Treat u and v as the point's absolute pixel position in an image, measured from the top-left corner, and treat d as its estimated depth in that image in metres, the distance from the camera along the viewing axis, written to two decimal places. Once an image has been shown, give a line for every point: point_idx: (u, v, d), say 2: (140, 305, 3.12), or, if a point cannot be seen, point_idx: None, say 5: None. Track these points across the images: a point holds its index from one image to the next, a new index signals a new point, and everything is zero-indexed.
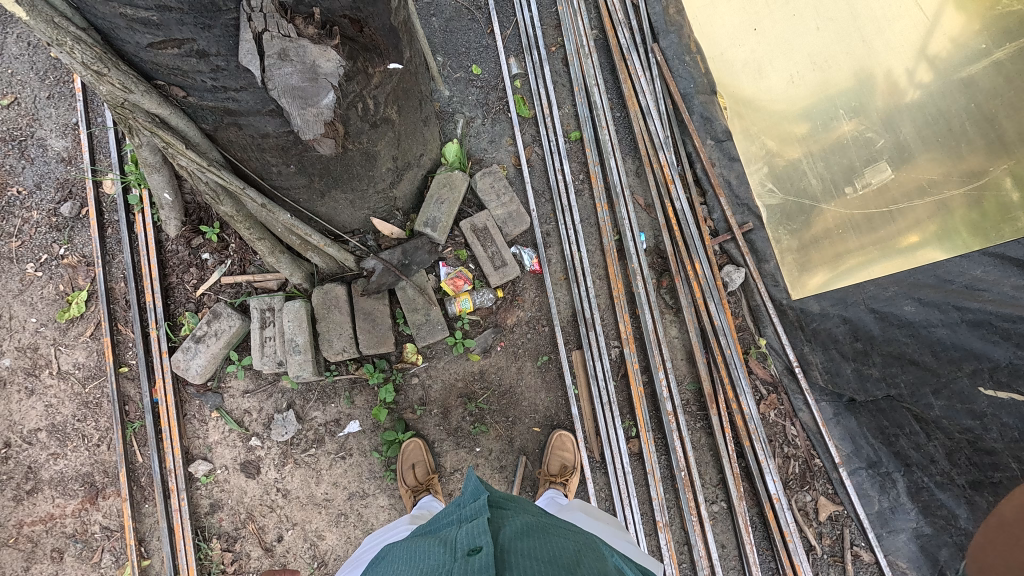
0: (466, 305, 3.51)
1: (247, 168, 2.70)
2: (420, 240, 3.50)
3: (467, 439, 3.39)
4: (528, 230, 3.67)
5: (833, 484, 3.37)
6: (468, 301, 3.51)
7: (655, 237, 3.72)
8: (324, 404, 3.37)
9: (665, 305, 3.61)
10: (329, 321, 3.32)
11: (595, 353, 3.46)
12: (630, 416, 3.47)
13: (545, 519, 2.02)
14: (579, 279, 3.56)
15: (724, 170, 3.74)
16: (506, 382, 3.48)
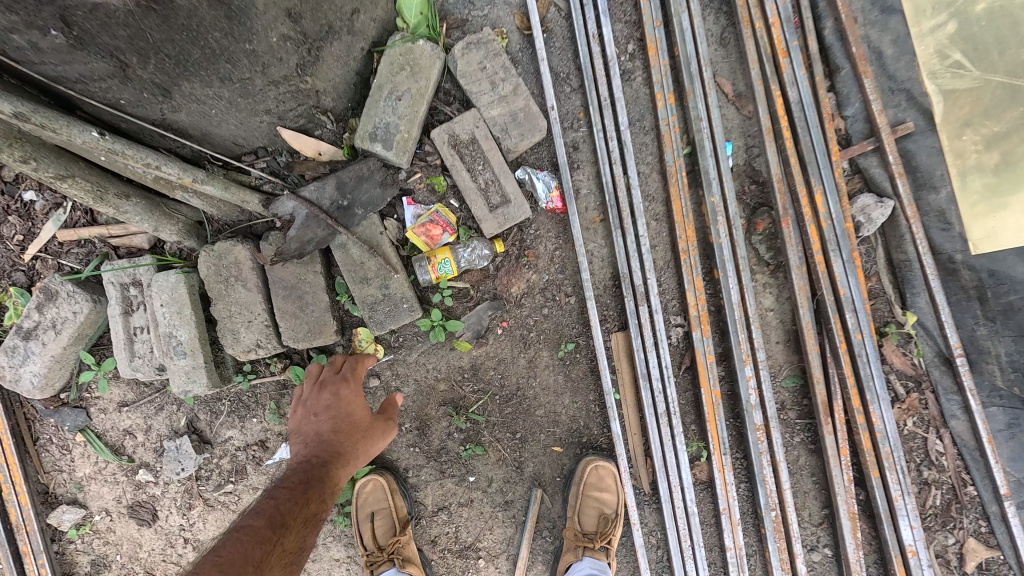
0: (447, 271, 2.20)
1: None
2: (367, 165, 2.12)
3: (455, 466, 2.31)
4: (543, 143, 2.28)
5: (990, 521, 2.30)
6: (449, 265, 2.19)
7: (747, 149, 2.31)
8: (242, 420, 2.28)
9: (758, 260, 2.31)
10: (230, 303, 2.10)
11: (647, 340, 2.23)
12: (695, 429, 2.33)
13: None
14: (625, 224, 2.23)
15: (871, 30, 2.21)
16: (510, 383, 2.32)
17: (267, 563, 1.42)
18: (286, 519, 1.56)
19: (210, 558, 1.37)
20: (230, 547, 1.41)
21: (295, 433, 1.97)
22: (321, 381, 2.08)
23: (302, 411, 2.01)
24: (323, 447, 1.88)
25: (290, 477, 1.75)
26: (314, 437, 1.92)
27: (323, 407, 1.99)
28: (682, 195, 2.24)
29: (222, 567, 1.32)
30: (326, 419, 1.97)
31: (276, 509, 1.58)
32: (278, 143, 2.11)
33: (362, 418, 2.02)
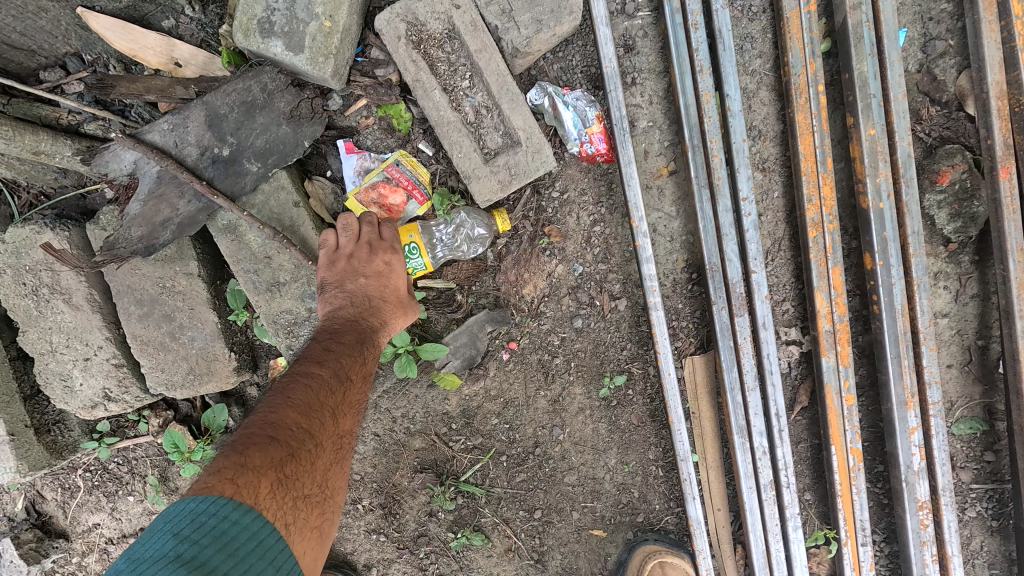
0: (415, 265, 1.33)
1: None
2: (263, 82, 1.19)
3: (442, 561, 1.51)
4: (576, 42, 1.33)
5: None
6: (419, 255, 1.32)
7: (926, 42, 1.34)
8: (108, 502, 1.46)
9: (932, 235, 1.39)
10: (49, 330, 1.25)
11: (747, 372, 1.37)
12: (812, 499, 1.50)
13: None
14: (716, 178, 1.31)
15: None
16: (522, 436, 1.48)
17: (342, 417, 1.02)
18: (351, 374, 1.06)
19: (273, 401, 0.95)
20: (299, 389, 0.97)
21: (332, 283, 1.18)
22: (361, 230, 1.22)
23: (342, 263, 1.19)
24: (372, 311, 1.18)
25: (334, 334, 1.10)
26: (354, 294, 1.17)
27: (368, 266, 1.18)
28: (816, 126, 1.30)
29: (297, 417, 0.93)
30: (373, 283, 1.19)
31: (340, 356, 1.05)
32: (96, 46, 1.18)
33: (402, 297, 1.23)
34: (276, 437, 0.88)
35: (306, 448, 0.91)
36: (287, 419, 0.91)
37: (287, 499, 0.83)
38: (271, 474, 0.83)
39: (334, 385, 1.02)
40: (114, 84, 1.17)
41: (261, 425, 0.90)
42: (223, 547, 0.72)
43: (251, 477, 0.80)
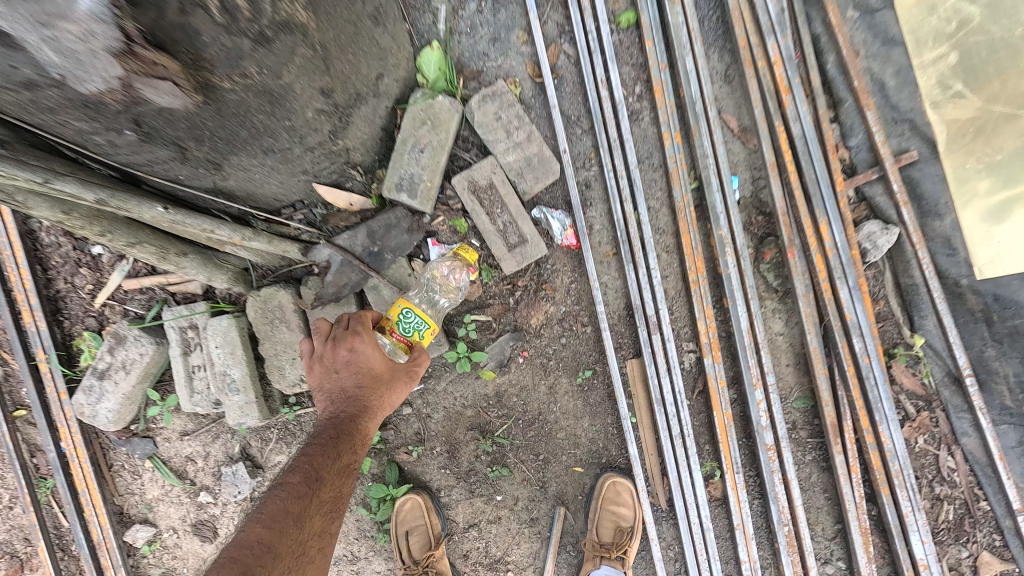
0: (421, 326, 1.90)
1: (57, 135, 1.51)
2: (395, 215, 2.31)
3: (484, 487, 2.48)
4: (558, 183, 2.42)
5: (1002, 534, 2.39)
6: (419, 318, 1.89)
7: (753, 181, 2.41)
8: (288, 446, 2.49)
9: (766, 287, 2.42)
10: (275, 342, 2.31)
11: (661, 366, 2.38)
12: (709, 449, 2.46)
13: None
14: (637, 257, 2.37)
15: (874, 62, 2.28)
16: (533, 408, 2.48)
17: (304, 521, 1.49)
18: (324, 474, 1.60)
19: (250, 524, 1.45)
20: (266, 512, 1.47)
21: (317, 386, 1.83)
22: (331, 338, 1.86)
23: (320, 366, 1.84)
24: (350, 404, 1.77)
25: (316, 438, 1.68)
26: (332, 391, 1.80)
27: (342, 365, 1.80)
28: (691, 229, 2.36)
29: (257, 536, 1.40)
30: (343, 375, 1.79)
31: (303, 471, 1.58)
32: (312, 197, 2.28)
33: (385, 372, 1.80)
34: (236, 556, 1.34)
35: (261, 559, 1.35)
36: (258, 529, 1.42)
37: None
38: None
39: (305, 489, 1.55)
40: (328, 218, 2.35)
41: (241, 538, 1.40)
42: None
43: None
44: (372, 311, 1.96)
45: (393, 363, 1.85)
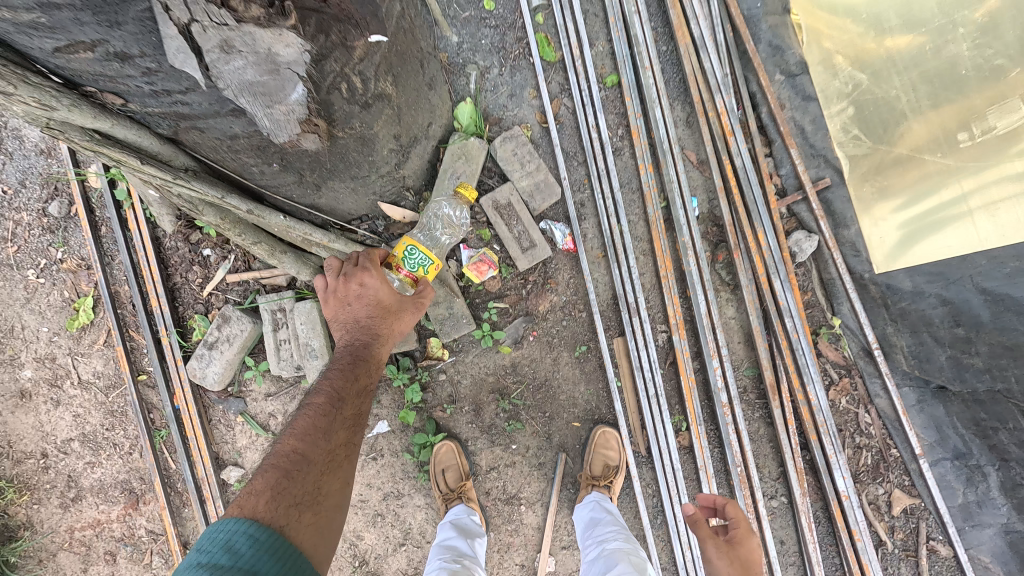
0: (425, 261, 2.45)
1: (226, 168, 2.28)
2: (436, 225, 3.04)
3: (502, 437, 3.16)
4: (559, 202, 3.17)
5: (910, 476, 3.05)
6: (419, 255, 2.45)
7: (709, 201, 3.16)
8: None
9: (720, 281, 3.14)
10: None
11: (639, 341, 3.09)
12: (679, 408, 3.15)
13: None
14: (620, 258, 3.11)
15: (797, 112, 3.06)
16: (541, 376, 3.18)
17: (331, 435, 1.98)
18: (342, 395, 2.10)
19: (286, 440, 1.93)
20: (299, 431, 1.96)
21: (334, 317, 2.35)
22: (342, 274, 2.36)
23: (334, 299, 2.33)
24: (362, 331, 2.29)
25: (339, 364, 2.20)
26: (347, 320, 2.32)
27: (353, 298, 2.32)
28: (662, 237, 3.10)
29: (294, 450, 1.88)
30: (357, 307, 2.31)
31: (327, 398, 2.07)
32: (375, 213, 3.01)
33: (391, 303, 2.32)
34: (279, 466, 1.81)
35: (299, 467, 1.83)
36: (293, 441, 1.91)
37: (281, 499, 1.71)
38: (270, 491, 1.72)
39: (328, 408, 2.04)
40: (388, 228, 3.10)
41: (281, 448, 1.90)
42: (229, 543, 1.53)
43: (256, 496, 1.70)
44: (380, 250, 2.47)
45: (400, 295, 2.37)
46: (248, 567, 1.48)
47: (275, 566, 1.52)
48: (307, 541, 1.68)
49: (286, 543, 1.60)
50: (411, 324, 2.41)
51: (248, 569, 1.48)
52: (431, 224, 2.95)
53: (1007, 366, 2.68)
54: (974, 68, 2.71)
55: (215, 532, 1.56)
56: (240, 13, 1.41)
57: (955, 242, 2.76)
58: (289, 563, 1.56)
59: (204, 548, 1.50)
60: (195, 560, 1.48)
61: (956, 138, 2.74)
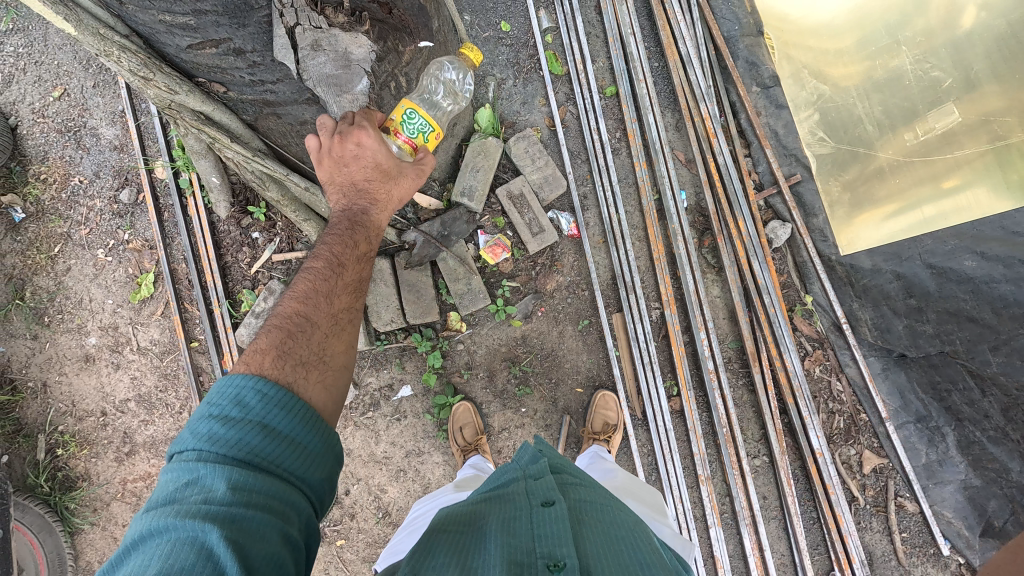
0: (426, 128, 2.15)
1: (289, 152, 2.73)
2: (458, 210, 3.44)
3: (513, 401, 3.55)
4: (565, 193, 3.61)
5: (879, 438, 3.45)
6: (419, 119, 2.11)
7: (696, 195, 3.63)
8: (377, 370, 3.54)
9: (706, 264, 3.58)
10: (375, 294, 3.44)
11: (635, 315, 3.51)
12: (671, 375, 3.54)
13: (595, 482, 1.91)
14: (619, 242, 3.54)
15: (771, 118, 3.61)
16: (548, 346, 3.57)
17: (333, 299, 1.81)
18: (342, 260, 1.90)
19: (286, 303, 1.77)
20: (298, 294, 1.78)
21: (329, 181, 2.09)
22: (337, 133, 2.05)
23: (329, 162, 2.06)
24: (361, 196, 2.06)
25: (337, 230, 1.97)
26: (343, 184, 2.06)
27: (350, 159, 2.04)
28: (655, 225, 3.55)
29: (298, 311, 1.73)
30: (354, 169, 2.05)
31: (326, 264, 1.87)
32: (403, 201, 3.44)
33: (391, 166, 2.06)
34: (282, 327, 1.66)
35: (302, 329, 1.68)
36: (295, 303, 1.75)
37: (287, 359, 1.57)
38: (274, 350, 1.58)
39: (329, 273, 1.86)
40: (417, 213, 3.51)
41: (284, 311, 1.75)
42: (238, 398, 1.42)
43: (261, 356, 1.56)
44: (378, 115, 2.14)
45: (400, 161, 2.12)
46: (260, 420, 1.40)
47: (291, 420, 1.45)
48: (318, 398, 1.56)
49: (298, 400, 1.49)
50: (411, 192, 2.15)
51: (262, 420, 1.41)
52: (431, 89, 2.53)
53: (953, 330, 3.15)
54: (916, 77, 3.33)
55: (224, 385, 1.45)
56: (330, 17, 1.95)
57: (903, 224, 3.30)
58: (303, 415, 1.47)
59: (214, 400, 1.42)
60: (206, 411, 1.40)
61: (902, 136, 3.34)
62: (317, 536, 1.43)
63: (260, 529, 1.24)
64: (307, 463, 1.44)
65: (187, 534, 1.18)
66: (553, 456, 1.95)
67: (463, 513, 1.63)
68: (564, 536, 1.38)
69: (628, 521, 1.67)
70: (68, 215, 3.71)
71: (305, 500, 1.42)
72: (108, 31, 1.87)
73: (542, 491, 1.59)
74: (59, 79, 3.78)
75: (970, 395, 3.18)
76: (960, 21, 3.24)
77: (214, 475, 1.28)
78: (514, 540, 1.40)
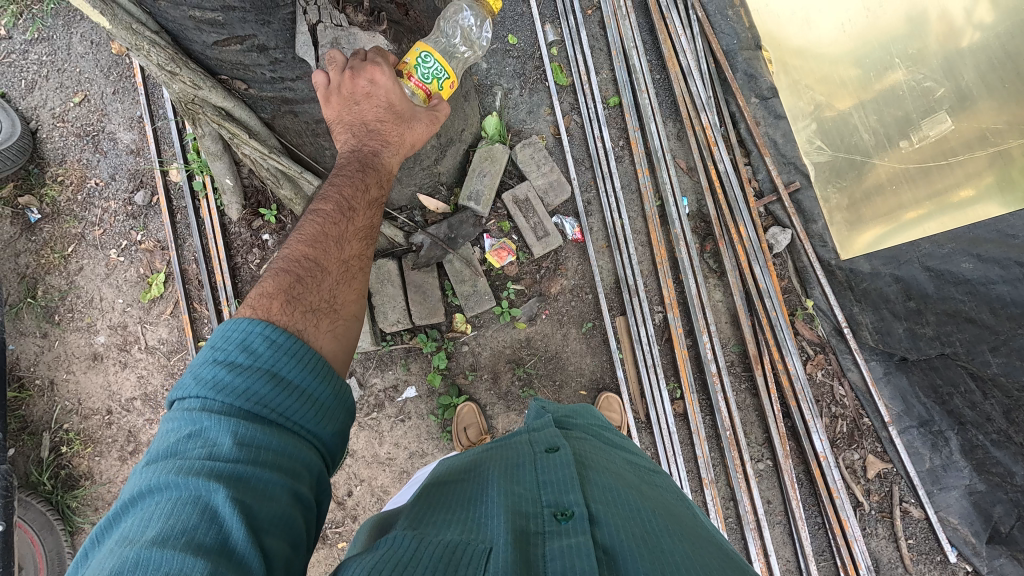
0: (440, 74, 2.14)
1: (303, 152, 2.86)
2: (465, 214, 3.52)
3: (518, 403, 3.57)
4: (570, 199, 3.69)
5: (882, 443, 3.46)
6: (435, 61, 2.11)
7: (698, 201, 3.71)
8: (382, 371, 3.57)
9: (709, 269, 3.64)
10: (382, 295, 3.46)
11: (638, 318, 3.54)
12: (674, 378, 3.56)
13: (597, 436, 1.98)
14: (622, 247, 3.61)
15: (769, 128, 3.73)
16: (552, 349, 3.61)
17: (342, 246, 1.86)
18: (353, 205, 1.96)
19: (293, 248, 1.81)
20: (306, 240, 1.83)
21: (336, 118, 2.10)
22: (348, 69, 2.02)
23: (336, 97, 2.04)
24: (372, 137, 2.09)
25: (347, 171, 2.02)
26: (352, 122, 2.09)
27: (362, 96, 2.03)
28: (657, 230, 3.61)
29: (306, 258, 1.77)
30: (366, 108, 2.06)
31: (335, 212, 1.91)
32: (413, 204, 3.54)
33: (404, 109, 2.09)
34: (290, 273, 1.71)
35: (311, 277, 1.72)
36: (303, 247, 1.80)
37: (296, 305, 1.61)
38: (282, 296, 1.62)
39: (338, 216, 1.91)
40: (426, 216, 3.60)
41: (291, 255, 1.79)
42: (245, 346, 1.44)
43: (269, 300, 1.60)
44: (392, 57, 2.14)
45: (413, 105, 2.15)
46: (268, 368, 1.42)
47: (299, 370, 1.47)
48: (327, 347, 1.61)
49: (308, 349, 1.52)
50: (423, 139, 2.19)
51: (269, 369, 1.43)
52: (446, 32, 2.37)
53: (952, 331, 3.22)
54: (909, 87, 3.46)
55: (229, 331, 1.46)
56: (351, 16, 2.07)
57: (902, 232, 3.41)
58: (311, 364, 1.50)
59: (219, 347, 1.43)
60: (210, 357, 1.41)
61: (898, 144, 3.47)
62: (326, 491, 1.46)
63: (268, 487, 1.25)
64: (315, 415, 1.46)
65: (190, 493, 1.17)
66: (556, 413, 2.07)
67: (471, 468, 1.72)
68: (571, 484, 1.46)
69: (628, 473, 1.75)
70: (83, 216, 3.78)
71: (314, 453, 1.44)
72: (140, 27, 1.98)
73: (547, 442, 1.72)
74: (80, 86, 3.91)
75: (972, 397, 3.24)
76: (953, 34, 3.37)
77: (219, 429, 1.29)
78: (519, 491, 1.47)
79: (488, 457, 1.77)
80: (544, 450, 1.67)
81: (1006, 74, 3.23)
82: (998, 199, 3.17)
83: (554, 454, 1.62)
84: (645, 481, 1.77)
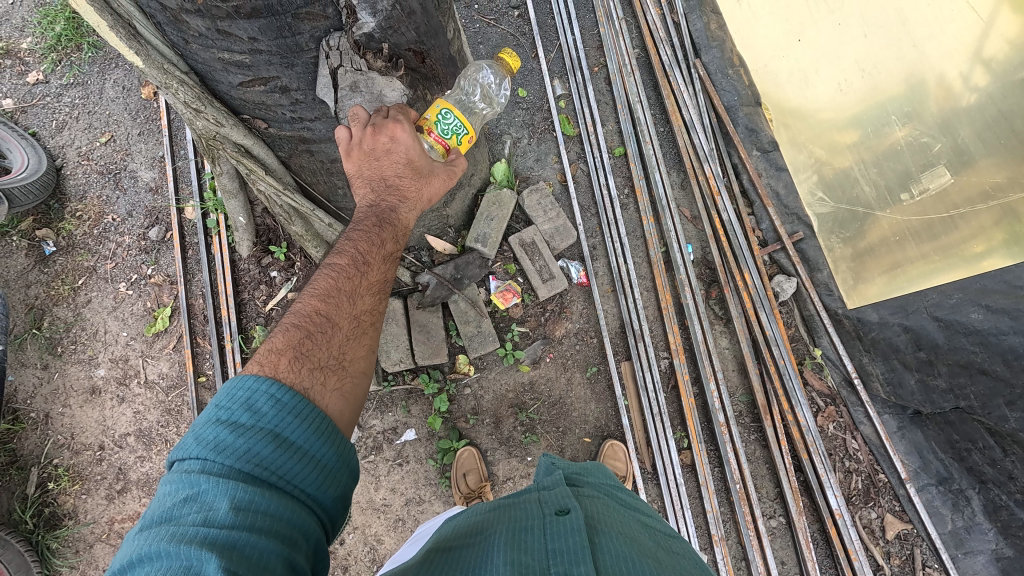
0: (459, 130, 2.26)
1: (316, 190, 2.98)
2: (471, 256, 3.54)
3: (519, 449, 3.48)
4: (575, 244, 3.72)
5: (900, 501, 3.32)
6: (456, 118, 2.23)
7: (703, 248, 3.74)
8: (382, 413, 3.49)
9: (714, 315, 3.62)
10: (386, 334, 3.45)
11: (643, 363, 3.49)
12: (681, 427, 3.47)
13: (611, 495, 1.91)
14: (627, 291, 3.61)
15: (772, 179, 3.83)
16: (555, 393, 3.54)
17: (354, 302, 1.87)
18: (367, 259, 1.98)
19: (306, 302, 1.82)
20: (319, 295, 1.84)
21: (355, 173, 2.14)
22: (371, 125, 2.14)
23: (357, 154, 2.12)
24: (389, 192, 2.12)
25: (364, 225, 2.04)
26: (371, 176, 2.11)
27: (382, 152, 2.11)
28: (664, 277, 3.62)
29: (318, 313, 1.78)
30: (385, 164, 2.10)
31: (350, 266, 1.94)
32: (418, 246, 3.58)
33: (424, 164, 2.16)
34: (300, 329, 1.71)
35: (322, 332, 1.72)
36: (315, 302, 1.81)
37: (304, 362, 1.60)
38: (291, 351, 1.61)
39: (352, 271, 1.93)
40: (434, 256, 3.64)
41: (304, 309, 1.80)
42: (249, 405, 1.42)
43: (277, 356, 1.59)
44: (412, 112, 2.26)
45: (431, 160, 2.21)
46: (271, 429, 1.40)
47: (303, 430, 1.45)
48: (334, 406, 1.59)
49: (312, 409, 1.50)
50: (439, 193, 2.24)
51: (272, 430, 1.41)
52: (466, 90, 2.63)
53: (966, 383, 3.15)
54: (908, 144, 3.56)
55: (234, 389, 1.45)
56: (370, 62, 2.08)
57: (910, 283, 3.41)
58: (315, 426, 1.48)
59: (223, 405, 1.41)
60: (213, 416, 1.39)
61: (899, 197, 3.54)
62: (323, 559, 1.40)
63: (263, 557, 1.19)
64: (316, 477, 1.43)
65: (180, 563, 1.11)
66: (567, 469, 2.02)
67: (476, 532, 1.65)
68: (581, 554, 1.39)
69: (643, 539, 1.66)
70: (97, 249, 3.85)
71: (310, 517, 1.39)
72: (171, 67, 2.09)
73: (557, 503, 1.66)
74: (108, 127, 4.09)
75: (991, 454, 3.13)
76: (951, 97, 3.48)
77: (217, 491, 1.24)
78: (527, 562, 1.39)
79: (495, 516, 1.72)
80: (553, 512, 1.60)
81: (1002, 132, 3.32)
82: (1003, 250, 3.16)
83: (564, 516, 1.56)
84: (661, 546, 1.69)
